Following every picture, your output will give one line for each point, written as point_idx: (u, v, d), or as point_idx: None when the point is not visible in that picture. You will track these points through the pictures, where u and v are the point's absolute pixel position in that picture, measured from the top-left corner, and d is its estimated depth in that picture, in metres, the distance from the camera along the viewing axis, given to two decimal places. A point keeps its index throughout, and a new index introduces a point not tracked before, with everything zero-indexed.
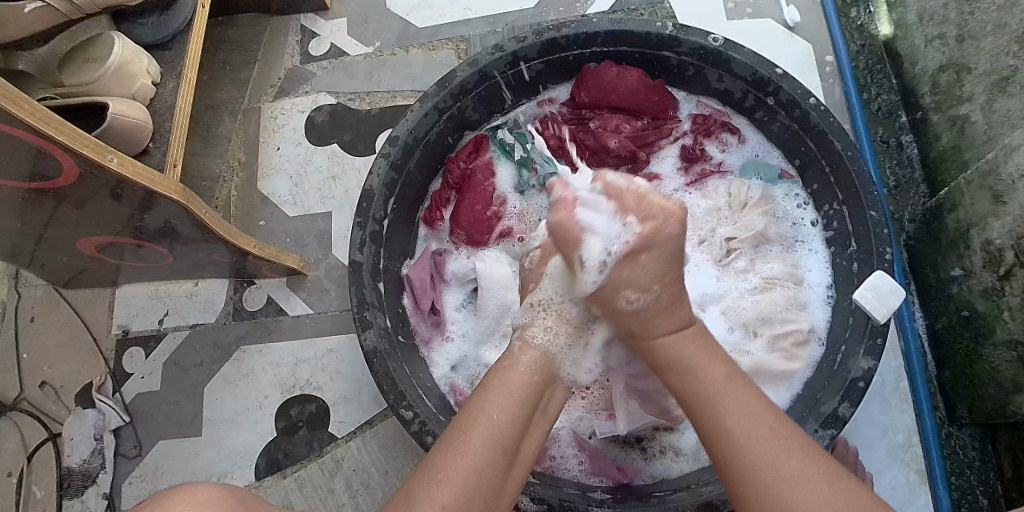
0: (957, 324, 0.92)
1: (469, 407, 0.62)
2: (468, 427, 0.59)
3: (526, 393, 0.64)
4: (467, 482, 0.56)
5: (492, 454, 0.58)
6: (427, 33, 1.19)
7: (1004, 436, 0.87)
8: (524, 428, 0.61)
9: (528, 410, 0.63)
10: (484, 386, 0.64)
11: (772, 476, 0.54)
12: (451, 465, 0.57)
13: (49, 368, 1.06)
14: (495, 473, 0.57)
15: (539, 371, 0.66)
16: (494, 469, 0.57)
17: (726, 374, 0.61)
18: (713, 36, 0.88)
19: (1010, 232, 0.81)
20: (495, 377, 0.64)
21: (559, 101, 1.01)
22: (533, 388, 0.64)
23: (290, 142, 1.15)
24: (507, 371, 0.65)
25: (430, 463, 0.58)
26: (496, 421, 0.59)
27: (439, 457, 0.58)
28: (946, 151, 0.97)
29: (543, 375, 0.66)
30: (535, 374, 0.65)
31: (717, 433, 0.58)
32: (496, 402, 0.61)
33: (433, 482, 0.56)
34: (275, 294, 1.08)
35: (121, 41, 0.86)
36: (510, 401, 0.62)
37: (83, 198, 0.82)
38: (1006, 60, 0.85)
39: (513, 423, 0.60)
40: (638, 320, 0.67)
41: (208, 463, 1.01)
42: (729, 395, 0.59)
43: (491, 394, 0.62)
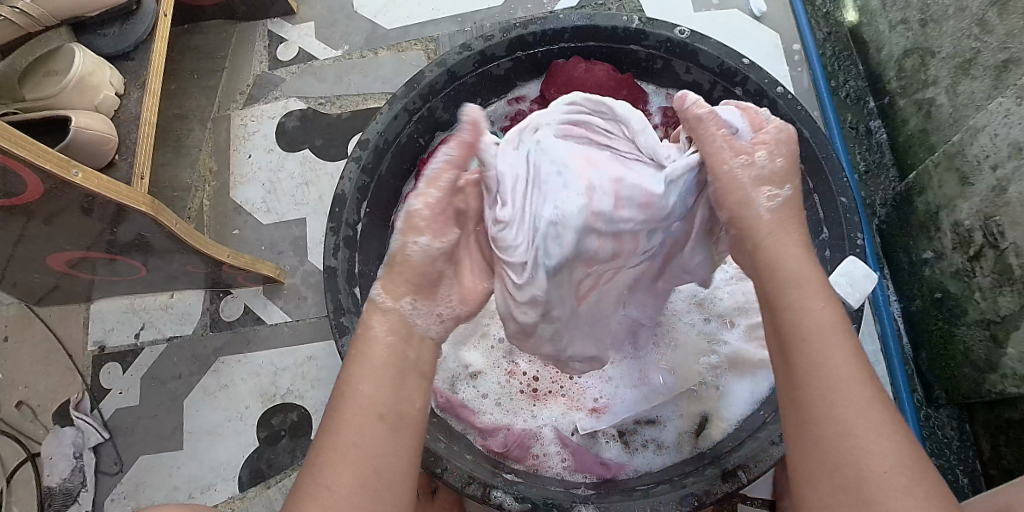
0: (930, 305, 0.93)
1: (342, 382, 0.60)
2: (346, 407, 0.57)
3: (390, 360, 0.61)
4: (355, 457, 0.55)
5: (370, 425, 0.56)
6: (396, 34, 1.18)
7: (981, 414, 0.89)
8: (399, 394, 0.59)
9: (401, 379, 0.60)
10: (357, 358, 0.61)
11: (854, 450, 0.49)
12: (338, 442, 0.55)
13: (25, 387, 1.04)
14: (383, 441, 0.56)
15: (399, 332, 0.63)
16: (380, 441, 0.56)
17: (836, 321, 0.54)
18: (679, 29, 0.89)
19: (978, 213, 0.82)
20: (355, 351, 0.62)
21: (529, 99, 1.01)
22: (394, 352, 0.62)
23: (262, 149, 1.14)
24: (362, 342, 0.62)
25: (314, 450, 0.56)
26: (365, 393, 0.58)
27: (323, 439, 0.56)
28: (914, 135, 0.98)
29: (398, 334, 0.63)
30: (390, 336, 0.63)
31: (813, 392, 0.52)
32: (366, 375, 0.59)
33: (329, 467, 0.54)
34: (252, 303, 1.07)
35: (82, 53, 0.84)
36: (377, 372, 0.60)
37: (50, 213, 0.80)
38: (969, 43, 0.86)
39: (383, 392, 0.58)
40: (765, 249, 0.59)
41: (191, 476, 1.00)
42: (827, 346, 0.53)
43: (353, 369, 0.60)
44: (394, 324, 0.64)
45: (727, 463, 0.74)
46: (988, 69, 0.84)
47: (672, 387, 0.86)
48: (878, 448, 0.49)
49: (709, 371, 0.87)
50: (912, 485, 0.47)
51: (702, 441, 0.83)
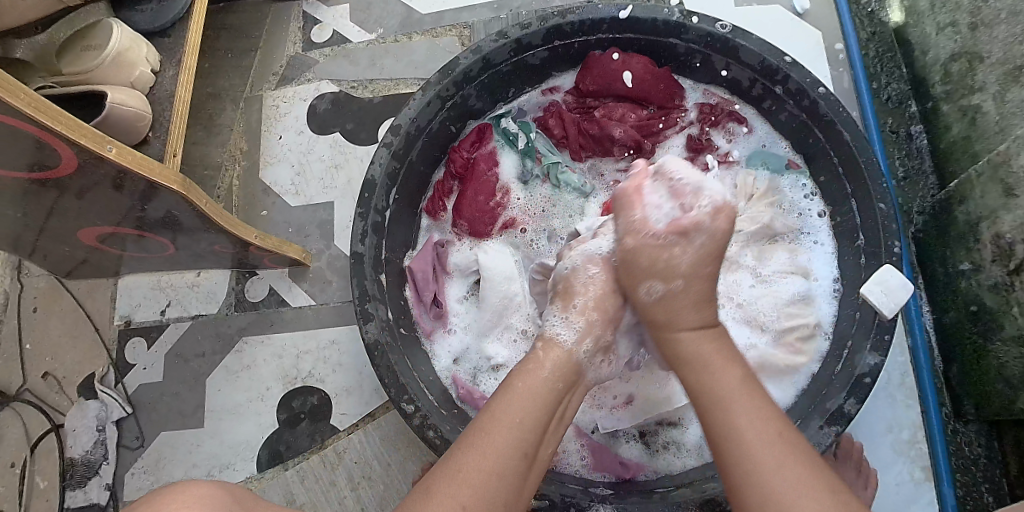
0: (964, 318, 0.91)
1: (494, 405, 0.60)
2: (491, 429, 0.57)
3: (548, 398, 0.63)
4: (489, 481, 0.54)
5: (515, 457, 0.56)
6: (430, 19, 1.17)
7: (1011, 431, 0.87)
8: (544, 434, 0.60)
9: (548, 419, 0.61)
10: (509, 388, 0.62)
11: (774, 482, 0.52)
12: (479, 458, 0.55)
13: (52, 358, 1.06)
14: (517, 475, 0.56)
15: (563, 374, 0.65)
16: (511, 472, 0.56)
17: (739, 378, 0.60)
18: (721, 23, 0.86)
19: (1021, 226, 0.80)
20: (519, 379, 0.63)
21: (563, 89, 0.99)
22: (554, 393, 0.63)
23: (292, 131, 1.14)
24: (530, 375, 0.64)
25: (451, 459, 0.56)
26: (518, 422, 0.58)
27: (460, 456, 0.56)
28: (957, 142, 0.95)
29: (565, 381, 0.65)
30: (557, 377, 0.65)
31: (722, 434, 0.56)
32: (519, 405, 0.60)
33: (456, 481, 0.54)
34: (277, 285, 1.07)
35: (120, 29, 0.84)
36: (531, 404, 0.61)
37: (83, 188, 0.81)
38: (1021, 49, 0.83)
39: (532, 429, 0.59)
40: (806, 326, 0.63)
41: (211, 454, 1.01)
42: (741, 397, 0.58)
43: (513, 396, 0.61)
44: (564, 367, 0.66)
45: None
46: None
47: None
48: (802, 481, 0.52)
49: None
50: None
51: None
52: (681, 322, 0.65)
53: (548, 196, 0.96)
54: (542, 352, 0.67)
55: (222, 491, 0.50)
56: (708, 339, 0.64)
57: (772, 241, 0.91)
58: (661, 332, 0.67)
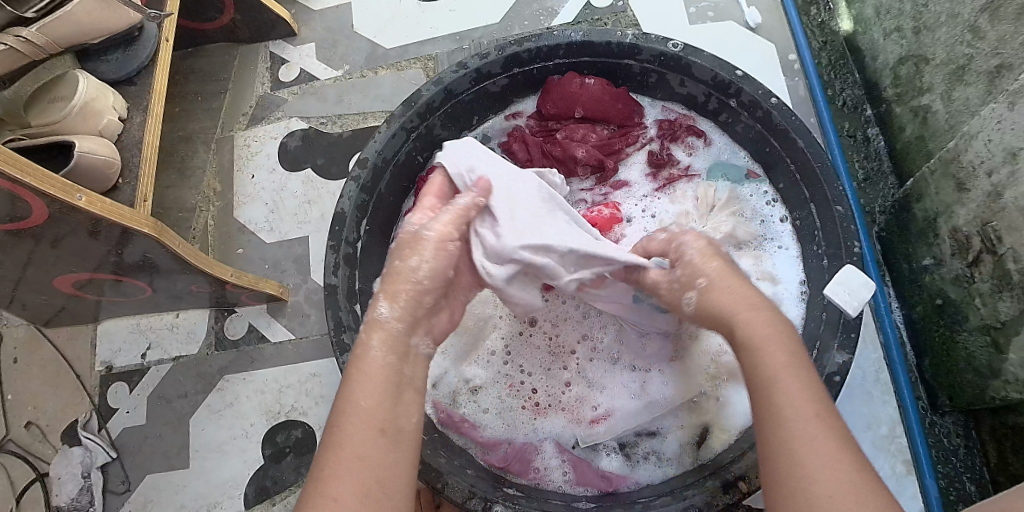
0: (932, 313, 0.92)
1: (344, 395, 0.57)
2: (344, 423, 0.55)
3: (386, 374, 0.59)
4: (358, 478, 0.52)
5: (371, 440, 0.54)
6: (395, 53, 1.20)
7: (986, 421, 0.88)
8: (394, 408, 0.57)
9: (401, 388, 0.59)
10: (358, 373, 0.59)
11: (807, 468, 0.49)
12: (337, 463, 0.53)
13: (34, 408, 1.06)
14: (387, 455, 0.54)
15: (394, 348, 0.61)
16: (376, 458, 0.54)
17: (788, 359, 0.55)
18: (672, 42, 0.89)
19: (975, 219, 0.82)
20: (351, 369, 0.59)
21: (526, 114, 1.02)
22: (393, 359, 0.60)
23: (265, 169, 1.16)
24: (361, 359, 0.60)
25: (314, 471, 0.53)
26: (366, 406, 0.56)
27: (323, 457, 0.54)
28: (911, 142, 0.98)
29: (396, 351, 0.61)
30: (389, 355, 0.60)
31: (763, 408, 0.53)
32: (364, 392, 0.57)
33: (321, 492, 0.51)
34: (256, 321, 1.08)
35: (86, 79, 0.86)
36: (372, 387, 0.57)
37: (58, 236, 0.82)
38: (961, 49, 0.86)
39: (381, 406, 0.56)
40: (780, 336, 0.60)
41: (198, 494, 1.01)
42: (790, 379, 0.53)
43: (351, 387, 0.57)
44: (392, 344, 0.61)
45: (728, 474, 0.74)
46: (982, 75, 0.84)
47: (675, 397, 0.85)
48: (830, 465, 0.49)
49: (709, 383, 0.86)
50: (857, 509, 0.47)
51: (703, 453, 0.83)
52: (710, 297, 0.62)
53: None
54: (363, 339, 0.61)
55: None
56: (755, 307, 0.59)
57: (739, 248, 0.93)
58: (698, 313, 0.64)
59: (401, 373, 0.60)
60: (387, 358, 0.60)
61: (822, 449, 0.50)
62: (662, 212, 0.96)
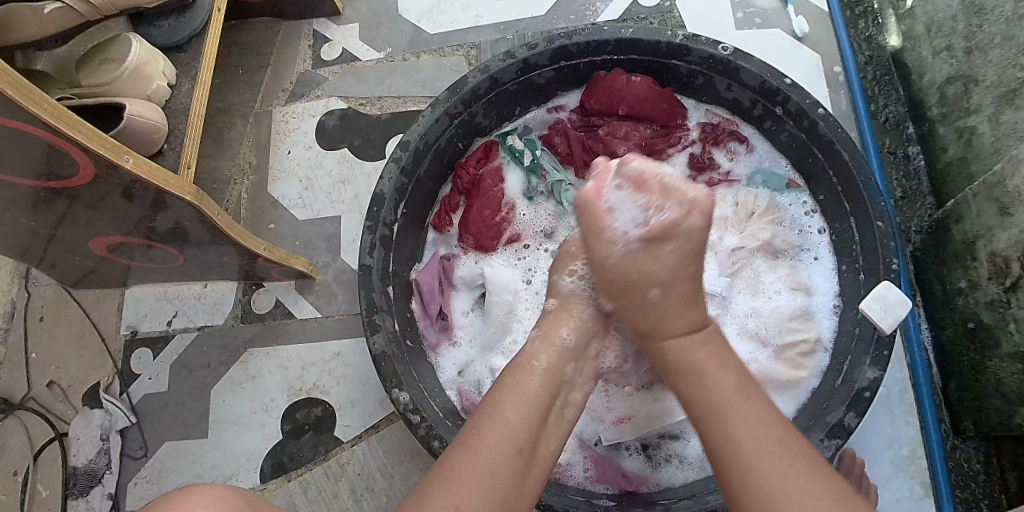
0: (962, 335, 0.92)
1: (493, 403, 0.63)
2: (487, 431, 0.59)
3: (540, 395, 0.64)
4: (480, 483, 0.56)
5: (507, 456, 0.58)
6: (438, 39, 1.20)
7: (1010, 448, 0.88)
8: (537, 431, 0.61)
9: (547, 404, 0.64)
10: (503, 386, 0.64)
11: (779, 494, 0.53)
12: (469, 466, 0.56)
13: (58, 367, 1.06)
14: (513, 473, 0.58)
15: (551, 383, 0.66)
16: (507, 472, 0.57)
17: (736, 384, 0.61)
18: (722, 45, 0.89)
19: (1016, 244, 0.81)
20: (509, 377, 0.65)
21: (568, 108, 1.02)
22: (545, 390, 0.65)
23: (301, 146, 1.16)
24: (520, 372, 0.66)
25: (444, 462, 0.58)
26: (512, 421, 0.60)
27: (452, 457, 0.58)
28: (953, 163, 0.97)
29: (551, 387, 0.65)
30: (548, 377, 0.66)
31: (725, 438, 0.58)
32: (517, 408, 0.62)
33: (447, 483, 0.55)
34: (282, 297, 1.09)
35: (138, 43, 0.87)
36: (524, 402, 0.63)
37: (96, 197, 0.82)
38: (1014, 73, 0.85)
39: (527, 426, 0.61)
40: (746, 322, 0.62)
41: (215, 464, 1.02)
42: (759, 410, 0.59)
43: (506, 395, 0.63)
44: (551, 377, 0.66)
45: None
46: None
47: None
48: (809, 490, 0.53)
49: None
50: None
51: None
52: (673, 328, 0.67)
53: (552, 213, 0.98)
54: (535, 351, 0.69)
55: (232, 493, 0.51)
56: (699, 345, 0.66)
57: (774, 258, 0.93)
58: (649, 338, 0.69)
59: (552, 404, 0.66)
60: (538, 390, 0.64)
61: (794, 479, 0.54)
62: None
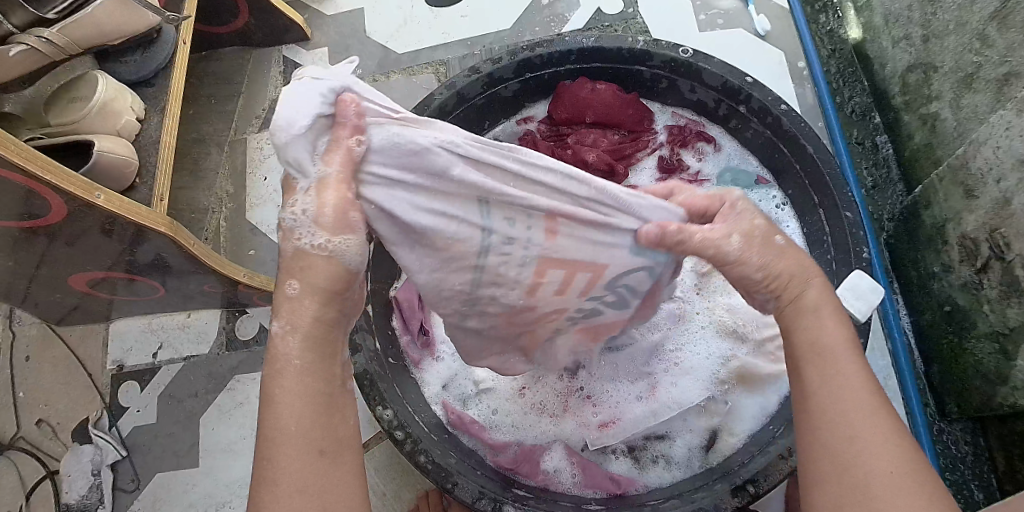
0: (940, 319, 0.93)
1: (263, 422, 0.50)
2: (278, 455, 0.49)
3: (309, 381, 0.51)
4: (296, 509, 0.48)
5: (306, 466, 0.49)
6: (407, 58, 1.21)
7: (995, 428, 0.88)
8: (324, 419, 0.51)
9: (330, 347, 0.54)
10: (270, 398, 0.51)
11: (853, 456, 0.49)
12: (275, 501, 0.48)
13: (46, 405, 1.06)
14: (323, 475, 0.49)
15: (318, 347, 0.52)
16: (321, 480, 0.49)
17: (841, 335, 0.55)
18: (682, 48, 0.90)
19: (983, 225, 0.82)
20: (272, 373, 0.51)
21: (537, 119, 1.03)
22: (316, 375, 0.52)
23: (277, 171, 1.17)
24: (277, 364, 0.51)
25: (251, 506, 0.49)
26: (293, 425, 0.49)
27: (257, 497, 0.48)
28: (919, 149, 0.99)
29: (319, 352, 0.52)
30: (310, 351, 0.52)
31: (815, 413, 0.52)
32: (289, 409, 0.50)
33: None
34: (267, 322, 1.09)
35: (105, 81, 0.88)
36: (300, 399, 0.50)
37: (74, 234, 0.83)
38: (970, 57, 0.87)
39: (312, 425, 0.50)
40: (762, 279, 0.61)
41: (207, 493, 1.01)
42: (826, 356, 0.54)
43: (275, 403, 0.50)
44: (321, 342, 0.53)
45: (737, 478, 0.74)
46: (991, 83, 0.84)
47: (683, 401, 0.86)
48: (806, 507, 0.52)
49: (716, 387, 0.87)
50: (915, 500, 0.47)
51: (712, 456, 0.84)
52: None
53: None
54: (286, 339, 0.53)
55: None
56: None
57: None
58: None
59: (335, 371, 0.53)
60: (305, 369, 0.52)
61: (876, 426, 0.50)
62: None
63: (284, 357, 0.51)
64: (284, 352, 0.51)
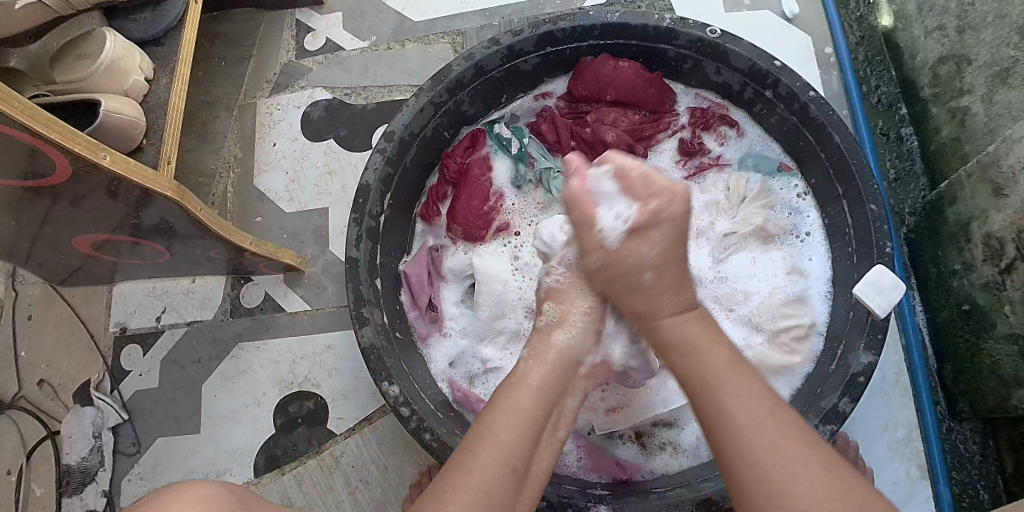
0: (956, 317, 0.91)
1: (483, 423, 0.61)
2: (479, 449, 0.59)
3: (533, 413, 0.63)
4: (478, 500, 0.56)
5: (503, 474, 0.58)
6: (424, 26, 1.18)
7: (1005, 430, 0.87)
8: (533, 448, 0.61)
9: (558, 395, 0.66)
10: (496, 406, 0.63)
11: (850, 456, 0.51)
12: (466, 484, 0.57)
13: (48, 366, 1.05)
14: (509, 490, 0.58)
15: (547, 391, 0.65)
16: (503, 489, 0.57)
17: None
18: (711, 28, 0.87)
19: (1010, 224, 0.80)
20: (504, 395, 0.64)
21: (556, 95, 1.00)
22: (537, 408, 0.63)
23: (287, 138, 1.14)
24: (514, 390, 0.64)
25: (441, 480, 0.58)
26: (504, 441, 0.59)
27: (450, 475, 0.58)
28: (946, 144, 0.96)
29: (547, 400, 0.64)
30: (545, 381, 0.66)
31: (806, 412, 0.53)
32: (506, 423, 0.61)
33: (446, 500, 0.56)
34: (272, 291, 1.08)
35: (114, 39, 0.85)
36: (517, 419, 0.61)
37: (79, 194, 0.81)
38: (1007, 52, 0.84)
39: (519, 444, 0.60)
40: None
41: (207, 460, 1.01)
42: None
43: (500, 412, 0.62)
44: (549, 380, 0.66)
45: None
46: None
47: None
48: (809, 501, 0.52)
49: None
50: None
51: None
52: (660, 311, 0.67)
53: (541, 201, 0.96)
54: (525, 368, 0.67)
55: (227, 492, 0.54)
56: (692, 322, 0.65)
57: (766, 242, 0.92)
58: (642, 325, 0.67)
59: (550, 412, 0.65)
60: (530, 406, 0.63)
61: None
62: (690, 201, 0.94)
63: (527, 380, 0.65)
64: (529, 380, 0.65)
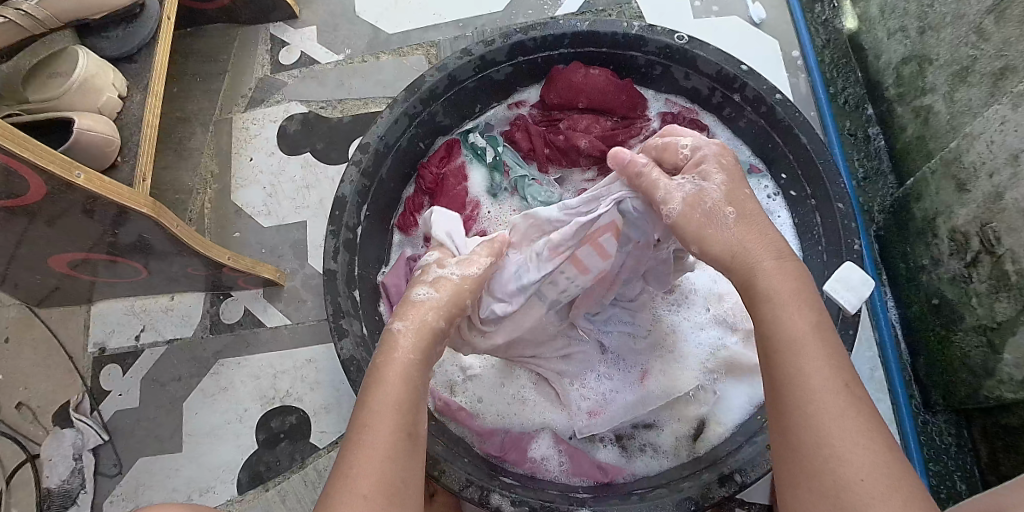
0: (927, 311, 0.93)
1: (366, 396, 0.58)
2: (375, 422, 0.56)
3: (408, 372, 0.60)
4: (383, 468, 0.53)
5: (400, 436, 0.56)
6: (398, 38, 1.19)
7: (979, 420, 0.89)
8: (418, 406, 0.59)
9: (428, 358, 0.63)
10: (377, 375, 0.60)
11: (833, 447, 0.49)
12: (364, 456, 0.54)
13: (25, 389, 1.04)
14: (406, 453, 0.56)
15: (423, 343, 0.63)
16: (403, 453, 0.55)
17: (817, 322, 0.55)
18: (678, 35, 0.89)
19: (974, 219, 0.82)
20: (376, 362, 0.61)
21: (529, 104, 1.02)
22: (414, 365, 0.61)
23: (263, 152, 1.14)
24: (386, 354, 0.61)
25: (340, 464, 0.54)
26: (392, 403, 0.57)
27: (347, 452, 0.55)
28: (911, 142, 0.98)
29: (424, 352, 0.63)
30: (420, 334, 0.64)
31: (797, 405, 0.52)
32: (390, 386, 0.58)
33: (350, 480, 0.53)
34: (252, 306, 1.08)
35: (86, 56, 0.86)
36: (398, 380, 0.59)
37: (54, 214, 0.81)
38: (966, 51, 0.86)
39: (404, 402, 0.58)
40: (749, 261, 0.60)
41: (189, 479, 1.00)
42: (810, 342, 0.54)
43: (379, 379, 0.59)
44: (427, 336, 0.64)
45: (725, 468, 0.74)
46: (986, 77, 0.84)
47: (671, 389, 0.85)
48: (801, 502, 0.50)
49: (705, 376, 0.87)
50: (890, 493, 0.46)
51: (699, 445, 0.84)
52: None
53: (517, 208, 0.97)
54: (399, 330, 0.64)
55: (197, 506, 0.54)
56: None
57: None
58: None
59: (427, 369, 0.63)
60: (409, 363, 0.61)
61: (850, 425, 0.50)
62: None
63: (398, 345, 0.62)
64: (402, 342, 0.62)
